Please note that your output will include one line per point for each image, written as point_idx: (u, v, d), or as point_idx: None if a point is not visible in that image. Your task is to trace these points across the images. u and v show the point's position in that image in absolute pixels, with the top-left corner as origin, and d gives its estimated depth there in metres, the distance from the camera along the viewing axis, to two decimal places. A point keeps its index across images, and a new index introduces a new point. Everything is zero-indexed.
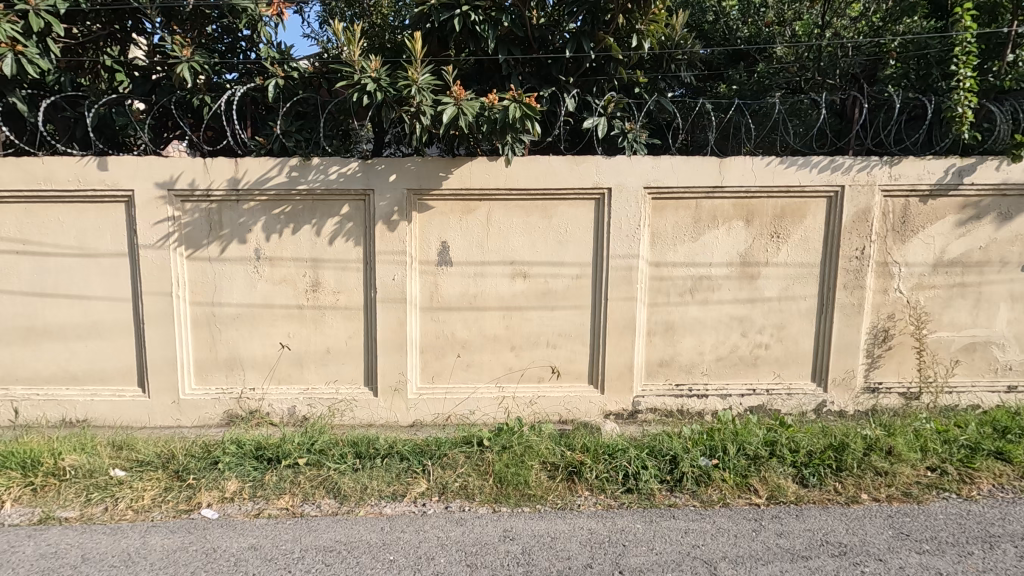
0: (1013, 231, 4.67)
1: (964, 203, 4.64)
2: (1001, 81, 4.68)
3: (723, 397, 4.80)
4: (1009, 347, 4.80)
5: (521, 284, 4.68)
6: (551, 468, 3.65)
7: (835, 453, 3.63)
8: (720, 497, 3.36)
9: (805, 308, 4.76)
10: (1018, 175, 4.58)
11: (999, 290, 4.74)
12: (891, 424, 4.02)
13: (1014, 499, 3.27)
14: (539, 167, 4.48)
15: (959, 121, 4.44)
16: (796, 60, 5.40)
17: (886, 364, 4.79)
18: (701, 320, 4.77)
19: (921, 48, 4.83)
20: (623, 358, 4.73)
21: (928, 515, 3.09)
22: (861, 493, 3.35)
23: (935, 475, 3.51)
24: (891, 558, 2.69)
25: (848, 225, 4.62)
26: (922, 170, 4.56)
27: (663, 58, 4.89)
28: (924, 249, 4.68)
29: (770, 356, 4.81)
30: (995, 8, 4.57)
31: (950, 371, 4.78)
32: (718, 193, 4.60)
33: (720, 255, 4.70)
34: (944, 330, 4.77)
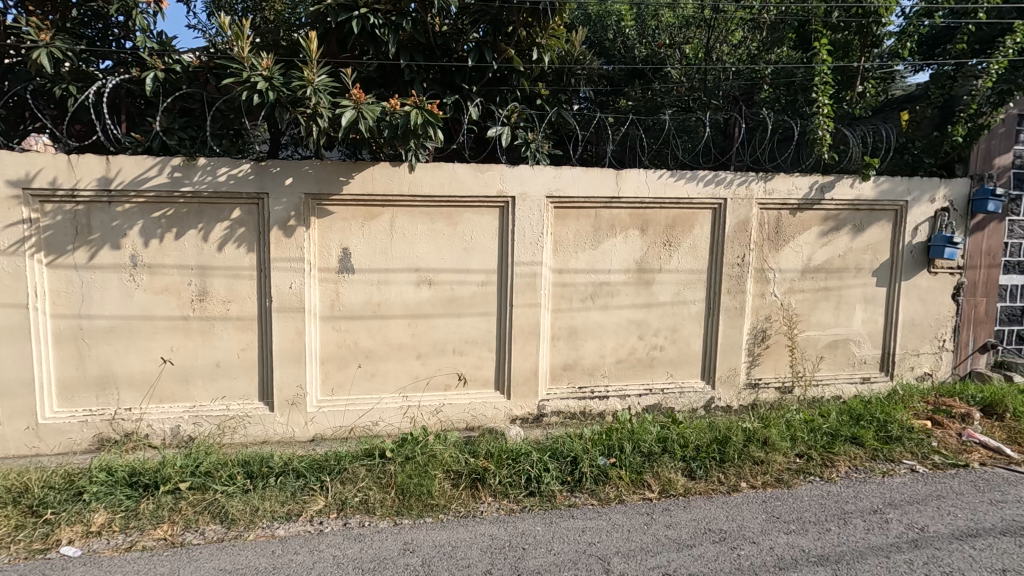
0: (865, 241, 5.31)
1: (826, 216, 5.20)
2: (852, 109, 5.35)
3: (622, 398, 5.01)
4: (864, 343, 5.43)
5: (426, 291, 4.63)
6: (454, 476, 3.64)
7: (719, 446, 3.92)
8: (617, 494, 3.51)
9: (695, 311, 5.10)
10: (868, 191, 5.21)
11: (855, 294, 5.36)
12: (767, 416, 4.41)
13: (865, 478, 3.70)
14: (443, 175, 4.48)
15: (820, 143, 4.98)
16: (686, 81, 5.86)
17: (764, 362, 5.25)
18: (602, 325, 4.97)
19: (789, 77, 5.47)
20: (529, 363, 4.81)
21: (795, 498, 3.42)
22: (741, 481, 3.65)
23: (803, 461, 3.89)
24: (763, 539, 2.93)
25: (730, 234, 5.02)
26: (791, 186, 5.06)
27: (564, 72, 5.11)
28: (794, 257, 5.19)
29: (665, 357, 5.11)
30: (846, 45, 5.15)
31: (817, 366, 5.33)
32: (615, 203, 4.84)
33: (618, 262, 4.93)
34: (812, 330, 5.31)
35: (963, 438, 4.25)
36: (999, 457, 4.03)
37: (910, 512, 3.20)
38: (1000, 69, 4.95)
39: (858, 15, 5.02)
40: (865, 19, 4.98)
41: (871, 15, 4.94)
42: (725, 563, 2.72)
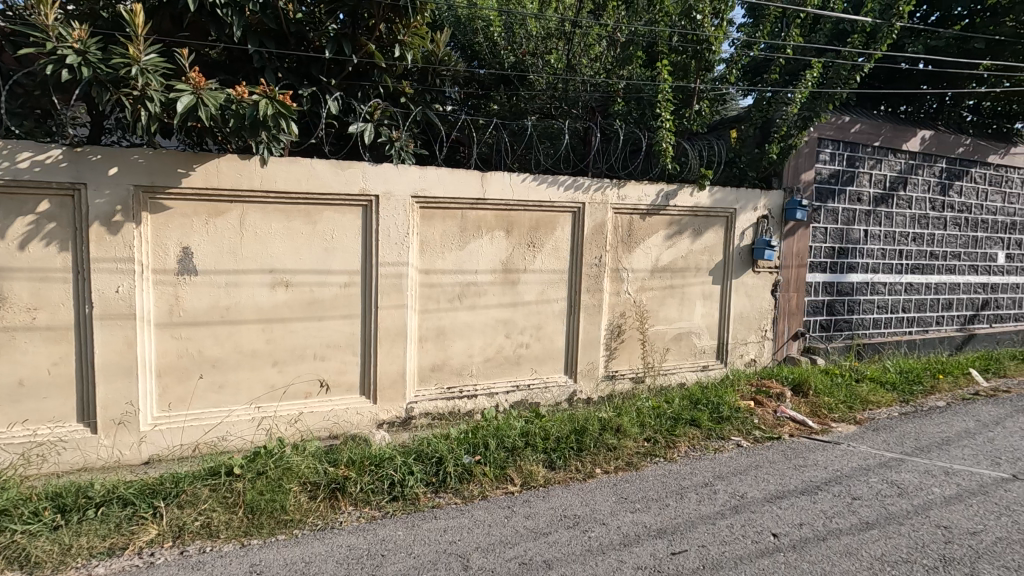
0: (703, 244, 5.96)
1: (670, 221, 5.75)
2: (692, 125, 5.90)
3: (490, 395, 5.10)
4: (703, 334, 6.07)
5: (282, 294, 4.34)
6: (311, 488, 3.46)
7: (577, 436, 4.17)
8: (480, 491, 3.57)
9: (557, 309, 5.36)
10: (705, 200, 5.85)
11: (695, 291, 5.98)
12: (621, 406, 4.77)
13: (700, 455, 4.14)
14: (300, 170, 4.24)
15: (664, 154, 5.54)
16: (547, 89, 6.08)
17: (620, 355, 5.65)
18: (470, 325, 5.03)
19: (637, 92, 6.13)
20: (396, 366, 4.72)
21: (642, 478, 3.73)
22: (595, 468, 3.90)
23: (650, 444, 4.25)
24: (611, 520, 3.15)
25: (588, 236, 5.35)
26: (641, 193, 5.53)
27: (429, 72, 5.12)
28: (644, 258, 5.66)
29: (530, 354, 5.29)
30: (685, 66, 5.80)
31: (664, 357, 5.86)
32: (481, 205, 4.92)
33: (484, 263, 5.01)
34: (660, 324, 5.84)
35: (778, 414, 4.93)
36: (803, 428, 4.74)
37: (733, 481, 3.63)
38: (803, 98, 5.79)
39: (693, 41, 5.63)
40: (699, 45, 5.61)
41: (704, 42, 5.58)
42: (576, 546, 2.88)
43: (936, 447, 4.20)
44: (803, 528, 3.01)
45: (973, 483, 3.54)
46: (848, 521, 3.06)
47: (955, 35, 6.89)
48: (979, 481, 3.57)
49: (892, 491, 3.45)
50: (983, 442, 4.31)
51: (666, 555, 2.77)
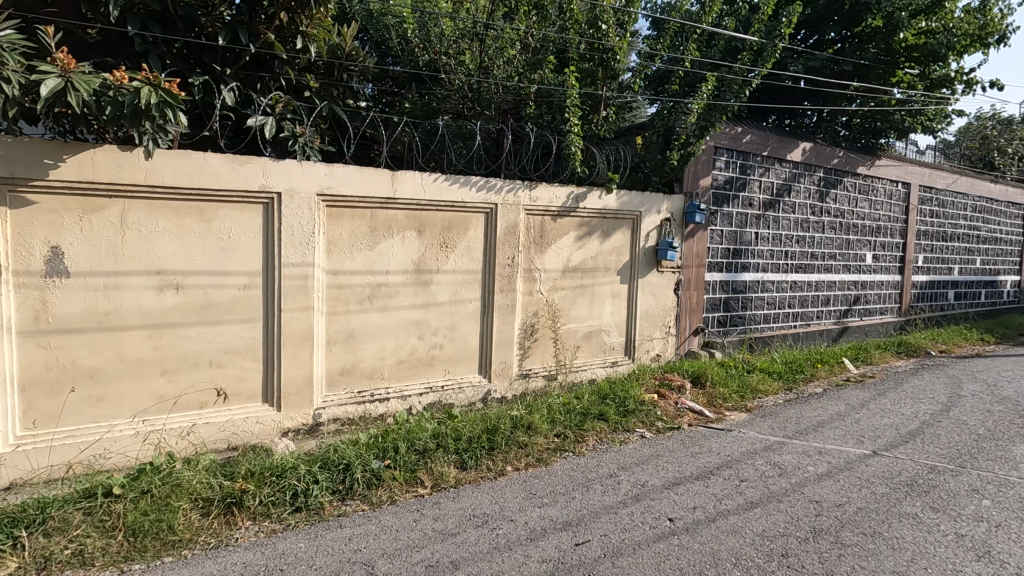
0: (611, 245, 6.21)
1: (580, 222, 5.94)
2: (599, 130, 6.14)
3: (402, 398, 5.01)
4: (612, 332, 6.33)
5: (172, 297, 4.02)
6: (204, 505, 3.23)
7: (489, 435, 4.21)
8: (389, 496, 3.50)
9: (471, 309, 5.37)
10: (612, 203, 6.11)
11: (604, 290, 6.22)
12: (532, 403, 4.87)
13: (607, 448, 4.31)
14: (191, 164, 3.95)
15: (574, 158, 5.72)
16: (457, 90, 6.11)
17: (533, 353, 5.75)
18: (382, 327, 4.92)
19: (547, 96, 6.17)
20: (302, 371, 4.51)
21: (551, 474, 3.82)
22: (506, 466, 3.95)
23: (560, 440, 4.37)
24: (520, 516, 3.21)
25: (501, 237, 5.40)
26: (552, 196, 5.66)
27: (336, 67, 4.99)
28: (556, 258, 5.81)
29: (443, 355, 5.26)
30: (592, 74, 6.04)
31: (575, 354, 6.04)
32: (391, 204, 4.83)
33: (395, 263, 4.92)
34: (571, 323, 6.02)
35: (678, 405, 5.24)
36: (701, 418, 5.06)
37: (635, 472, 3.81)
38: (700, 109, 6.17)
39: (599, 50, 5.86)
40: (605, 54, 5.86)
41: (609, 51, 5.84)
42: (484, 545, 2.90)
43: (812, 430, 4.64)
44: (696, 511, 3.22)
45: (841, 460, 3.94)
46: (735, 502, 3.31)
47: (829, 58, 7.67)
48: (845, 458, 3.99)
49: (774, 472, 3.77)
50: (851, 423, 4.82)
51: (571, 547, 2.86)
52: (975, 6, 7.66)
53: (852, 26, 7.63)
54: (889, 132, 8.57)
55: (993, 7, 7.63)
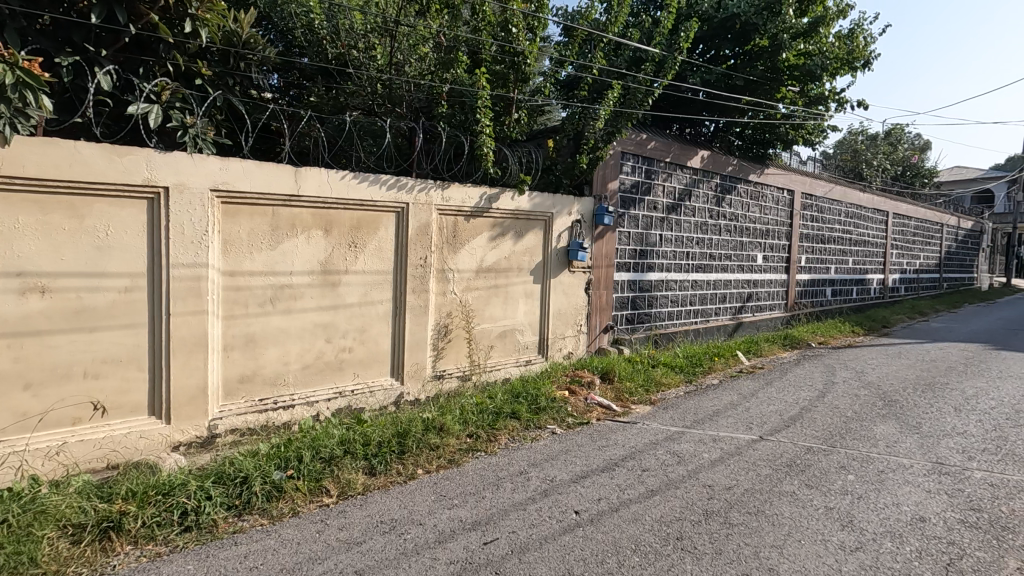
0: (523, 245, 6.31)
1: (493, 223, 5.99)
2: (511, 132, 6.21)
3: (308, 404, 4.78)
4: (525, 331, 6.43)
5: (36, 301, 3.58)
6: (75, 532, 2.92)
7: (399, 439, 4.14)
8: (291, 508, 3.34)
9: (382, 311, 5.24)
10: (524, 204, 6.21)
11: (517, 290, 6.30)
12: (445, 405, 4.85)
13: (518, 445, 4.38)
14: (60, 153, 3.54)
15: (486, 159, 5.75)
16: (367, 86, 5.98)
17: (447, 355, 5.71)
18: (285, 330, 4.68)
19: (459, 96, 6.04)
20: (194, 380, 4.18)
21: (462, 474, 3.81)
22: (417, 469, 3.89)
23: (472, 440, 4.38)
24: (428, 519, 3.17)
25: (413, 237, 5.32)
26: (465, 196, 5.66)
27: (232, 55, 4.71)
28: (469, 259, 5.81)
29: (353, 359, 5.09)
30: (504, 80, 6.06)
31: (489, 354, 6.07)
32: (295, 202, 4.61)
33: (300, 263, 4.70)
34: (485, 323, 6.04)
35: (588, 401, 5.42)
36: (608, 412, 5.27)
37: (545, 468, 3.89)
38: (606, 115, 6.42)
39: (510, 53, 5.92)
40: (515, 57, 5.90)
41: (520, 55, 5.89)
42: (391, 551, 2.84)
43: (708, 419, 4.97)
44: (600, 502, 3.34)
45: (732, 446, 4.25)
46: (637, 491, 3.48)
47: (723, 72, 8.24)
48: (736, 444, 4.31)
49: (672, 460, 4.00)
50: (741, 411, 5.21)
51: (479, 546, 2.87)
52: (845, 33, 8.55)
53: (742, 44, 8.25)
54: (776, 143, 9.35)
55: (860, 34, 8.55)
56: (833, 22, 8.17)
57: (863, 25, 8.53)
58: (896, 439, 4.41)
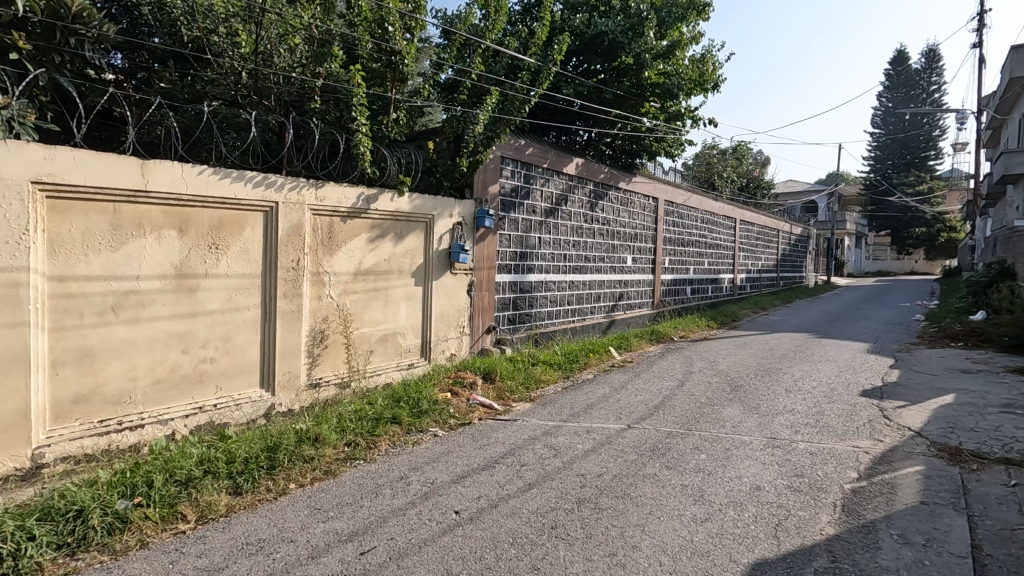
0: (404, 247, 6.22)
1: (372, 224, 5.84)
2: (389, 132, 6.12)
3: (162, 423, 4.30)
4: (407, 334, 6.34)
5: None
6: None
7: (269, 454, 3.90)
8: (138, 539, 2.98)
9: (249, 317, 4.87)
10: (404, 205, 6.13)
11: (398, 292, 6.20)
12: (321, 414, 4.65)
13: (399, 450, 4.31)
14: None
15: (362, 158, 5.59)
16: (229, 75, 5.49)
17: (324, 362, 5.44)
18: (132, 342, 4.17)
19: (334, 92, 5.75)
20: (12, 404, 3.56)
21: (338, 485, 3.67)
22: (289, 483, 3.68)
23: (350, 449, 4.24)
24: (301, 535, 3.01)
25: (283, 239, 5.02)
26: (341, 196, 5.46)
27: (59, 29, 4.15)
28: (346, 261, 5.61)
29: (215, 371, 4.67)
30: (379, 77, 5.99)
31: (368, 359, 5.89)
32: (142, 198, 4.14)
33: (149, 266, 4.22)
34: (364, 327, 5.86)
35: (470, 401, 5.48)
36: (490, 411, 5.37)
37: (426, 471, 3.88)
38: (484, 121, 6.54)
39: (386, 51, 5.81)
40: (392, 57, 5.81)
41: (396, 54, 5.80)
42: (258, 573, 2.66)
43: (583, 412, 5.27)
44: (480, 500, 3.40)
45: (603, 436, 4.55)
46: (515, 486, 3.59)
47: (594, 85, 8.80)
48: (606, 434, 4.61)
49: (549, 453, 4.18)
50: (613, 402, 5.59)
51: (355, 556, 2.79)
52: (698, 57, 9.49)
53: (611, 60, 8.85)
54: (642, 154, 10.15)
55: (709, 59, 9.54)
56: (687, 47, 9.05)
57: (713, 51, 9.53)
58: (740, 419, 4.99)
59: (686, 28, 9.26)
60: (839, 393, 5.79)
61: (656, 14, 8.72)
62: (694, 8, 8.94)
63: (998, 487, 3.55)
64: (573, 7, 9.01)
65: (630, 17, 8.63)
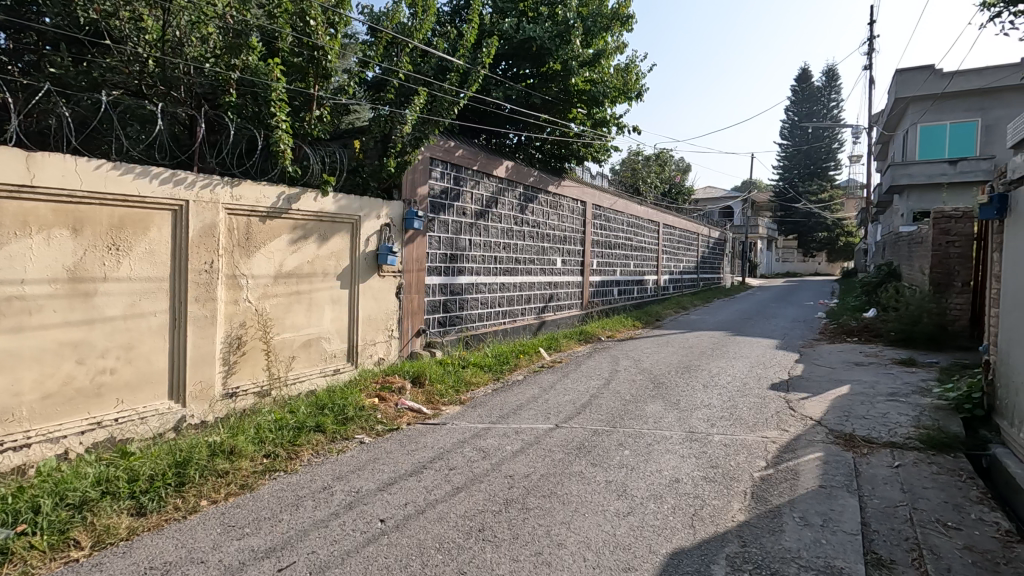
0: (329, 249, 6.01)
1: (293, 225, 5.60)
2: (313, 130, 5.84)
3: (52, 441, 3.89)
4: (332, 339, 6.13)
5: None
6: None
7: (177, 470, 3.65)
8: (20, 572, 2.69)
9: (156, 324, 4.52)
10: (329, 206, 5.93)
11: (323, 296, 5.98)
12: (237, 425, 4.41)
13: (323, 460, 4.16)
14: None
15: (283, 156, 5.32)
16: (131, 62, 5.16)
17: (241, 369, 5.16)
18: (16, 353, 3.75)
19: (251, 87, 5.37)
20: None
21: (255, 499, 3.48)
22: (200, 501, 3.45)
23: (269, 460, 4.05)
24: (212, 555, 2.84)
25: (195, 239, 4.71)
26: (259, 195, 5.20)
27: None
28: (265, 263, 5.35)
29: (116, 382, 4.29)
30: (300, 73, 5.74)
31: (290, 365, 5.64)
32: (28, 193, 3.75)
33: (36, 269, 3.83)
34: (285, 332, 5.61)
35: (398, 406, 5.39)
36: (418, 415, 5.29)
37: (350, 479, 3.76)
38: (412, 120, 6.45)
39: (308, 46, 5.60)
40: (314, 52, 5.61)
41: (318, 49, 5.61)
42: None
43: (512, 413, 5.31)
44: (406, 507, 3.34)
45: (531, 436, 4.60)
46: (443, 490, 3.57)
47: (523, 90, 8.93)
48: (534, 434, 4.68)
49: (478, 456, 4.18)
50: (541, 403, 5.66)
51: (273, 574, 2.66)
52: (622, 66, 9.84)
53: (539, 65, 9.01)
54: (571, 159, 10.36)
55: (633, 69, 9.93)
56: (612, 56, 9.37)
57: (636, 62, 9.91)
58: (662, 415, 5.22)
59: (611, 38, 9.59)
60: (750, 387, 6.19)
61: (582, 23, 9.00)
62: (618, 19, 9.27)
63: (884, 468, 3.92)
64: (501, 11, 9.06)
65: (557, 24, 8.85)
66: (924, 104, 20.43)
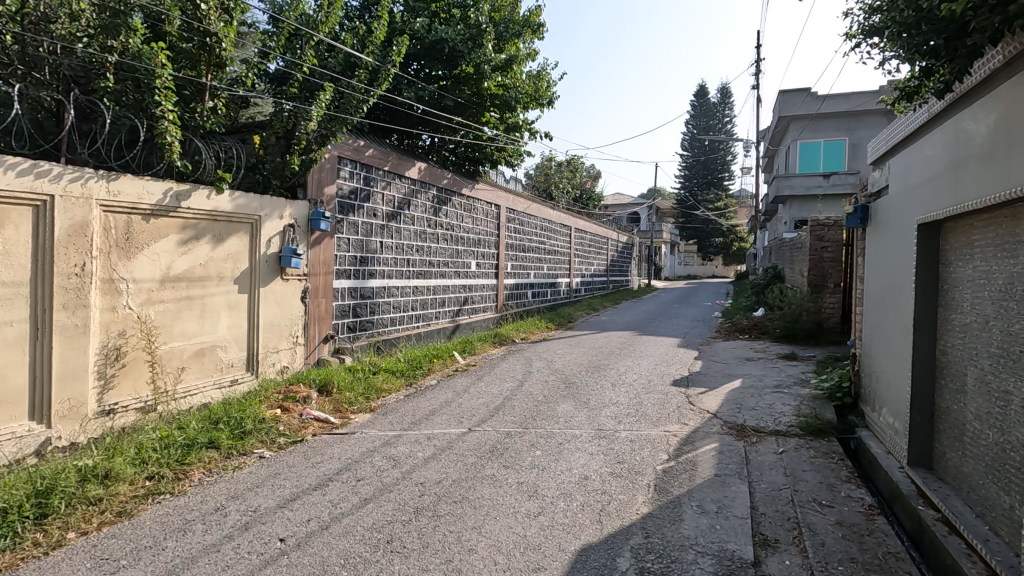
0: (224, 251, 5.59)
1: (183, 224, 5.16)
2: (204, 122, 5.48)
3: None
4: (228, 347, 5.70)
5: None
6: None
7: (37, 501, 3.22)
8: None
9: (12, 335, 3.96)
10: (224, 204, 5.52)
11: (217, 301, 5.55)
12: (114, 446, 3.97)
13: (216, 478, 3.85)
14: None
15: (169, 149, 4.89)
16: None
17: (120, 384, 4.66)
18: None
19: (132, 71, 4.86)
20: None
21: (135, 527, 3.15)
22: (67, 533, 3.06)
23: (152, 482, 3.69)
24: None
25: (62, 239, 4.19)
26: (141, 191, 4.73)
27: None
28: (149, 266, 4.88)
29: None
30: (191, 59, 5.27)
31: (179, 377, 5.17)
32: None
33: None
34: (173, 341, 5.14)
35: (302, 417, 5.10)
36: (325, 425, 5.05)
37: (247, 498, 3.51)
38: (317, 116, 6.19)
39: (198, 32, 5.18)
40: (206, 38, 5.20)
41: (211, 36, 5.20)
42: None
43: (424, 419, 5.20)
44: (309, 523, 3.17)
45: (444, 442, 4.53)
46: (350, 503, 3.41)
47: (436, 91, 8.84)
48: (447, 439, 4.62)
49: (388, 465, 4.05)
50: (455, 407, 5.60)
51: None
52: (534, 73, 10.05)
53: (452, 67, 8.97)
54: (485, 163, 10.38)
55: (545, 76, 10.17)
56: (523, 63, 9.53)
57: (548, 69, 10.17)
58: (573, 414, 5.35)
59: (523, 44, 9.76)
60: (654, 384, 6.51)
61: (495, 27, 9.07)
62: (529, 27, 9.46)
63: (770, 455, 4.26)
64: (413, 11, 8.90)
65: (470, 27, 8.86)
66: (803, 123, 22.63)
